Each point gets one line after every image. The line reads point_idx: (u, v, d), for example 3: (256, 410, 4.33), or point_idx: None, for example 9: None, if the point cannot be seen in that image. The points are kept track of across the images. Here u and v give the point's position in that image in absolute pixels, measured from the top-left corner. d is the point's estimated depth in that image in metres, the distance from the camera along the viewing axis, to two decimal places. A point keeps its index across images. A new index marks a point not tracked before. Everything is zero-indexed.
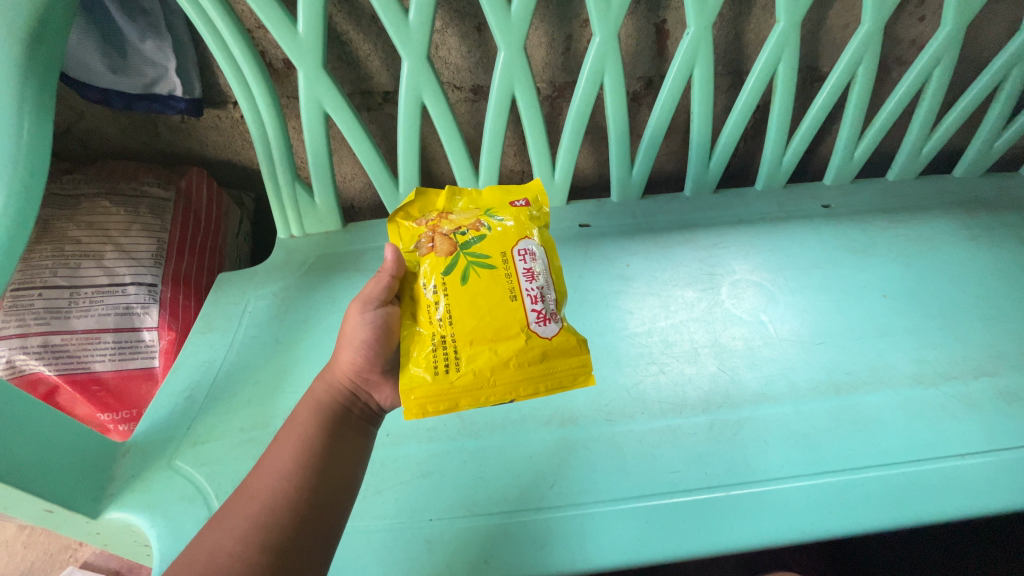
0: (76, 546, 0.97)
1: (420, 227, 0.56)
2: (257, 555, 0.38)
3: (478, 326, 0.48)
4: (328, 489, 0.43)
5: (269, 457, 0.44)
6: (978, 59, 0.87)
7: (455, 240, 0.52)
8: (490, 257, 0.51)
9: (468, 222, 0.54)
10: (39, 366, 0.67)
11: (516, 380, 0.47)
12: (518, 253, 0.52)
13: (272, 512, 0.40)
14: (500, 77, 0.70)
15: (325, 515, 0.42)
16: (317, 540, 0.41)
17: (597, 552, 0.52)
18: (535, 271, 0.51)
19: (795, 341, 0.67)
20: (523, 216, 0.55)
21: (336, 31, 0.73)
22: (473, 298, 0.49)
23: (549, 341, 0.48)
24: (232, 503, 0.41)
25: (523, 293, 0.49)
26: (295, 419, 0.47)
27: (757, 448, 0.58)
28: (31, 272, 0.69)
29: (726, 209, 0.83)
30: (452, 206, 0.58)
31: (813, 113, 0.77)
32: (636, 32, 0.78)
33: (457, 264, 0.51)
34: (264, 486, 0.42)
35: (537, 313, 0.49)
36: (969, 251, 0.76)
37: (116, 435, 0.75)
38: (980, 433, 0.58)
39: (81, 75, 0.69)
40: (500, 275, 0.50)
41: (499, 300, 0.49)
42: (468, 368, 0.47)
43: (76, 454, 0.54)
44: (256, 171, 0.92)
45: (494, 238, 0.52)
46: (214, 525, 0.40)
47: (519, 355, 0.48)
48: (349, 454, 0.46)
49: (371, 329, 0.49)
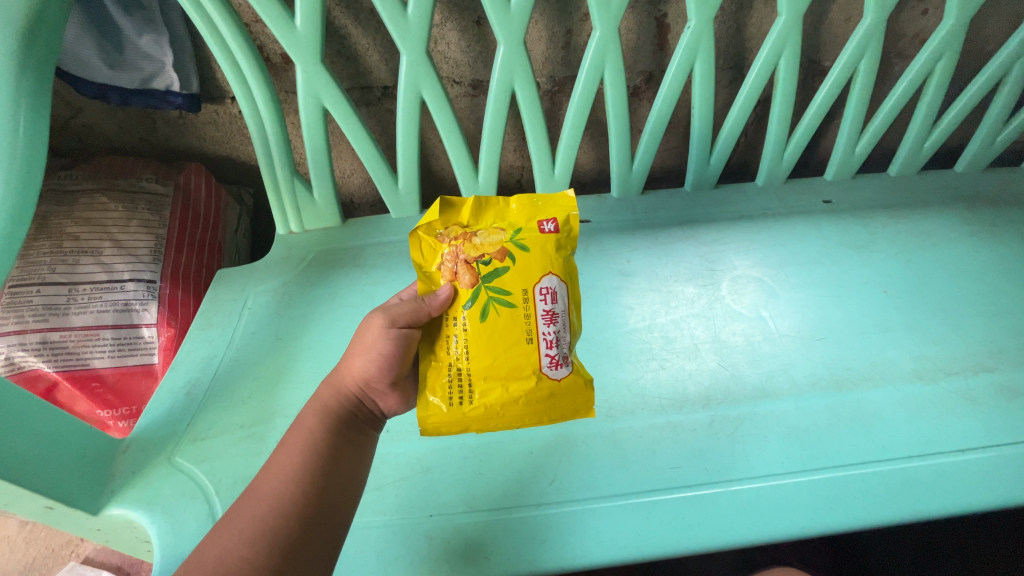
0: (77, 541, 0.97)
1: (442, 245, 0.50)
2: (265, 558, 0.38)
3: (491, 364, 0.47)
4: (333, 492, 0.43)
5: (275, 460, 0.44)
6: (980, 53, 0.87)
7: (477, 270, 0.48)
8: (511, 294, 0.47)
9: (493, 248, 0.48)
10: (38, 362, 0.67)
11: (523, 414, 0.47)
12: (540, 292, 0.48)
13: (278, 515, 0.40)
14: (499, 71, 0.69)
15: (330, 518, 0.42)
16: (322, 543, 0.41)
17: (596, 547, 0.53)
18: (555, 314, 0.47)
19: (795, 337, 0.67)
20: (551, 245, 0.49)
21: (334, 25, 0.73)
22: (489, 336, 0.47)
23: (558, 383, 0.47)
24: (239, 506, 0.41)
25: (539, 338, 0.47)
26: (302, 421, 0.46)
27: (757, 444, 0.58)
28: (29, 268, 0.69)
29: (726, 204, 0.82)
30: (476, 221, 0.50)
31: (815, 107, 0.77)
32: (636, 26, 0.77)
33: (476, 300, 0.47)
34: (271, 489, 0.42)
35: (550, 358, 0.47)
36: (970, 247, 0.76)
37: (116, 430, 0.75)
38: (979, 429, 0.58)
39: (76, 69, 0.69)
40: (518, 317, 0.47)
41: (514, 341, 0.47)
42: (480, 402, 0.47)
43: (76, 450, 0.54)
44: (255, 167, 0.92)
45: (518, 271, 0.48)
46: (221, 527, 0.40)
47: (528, 395, 0.47)
48: (354, 457, 0.46)
49: (393, 344, 0.47)
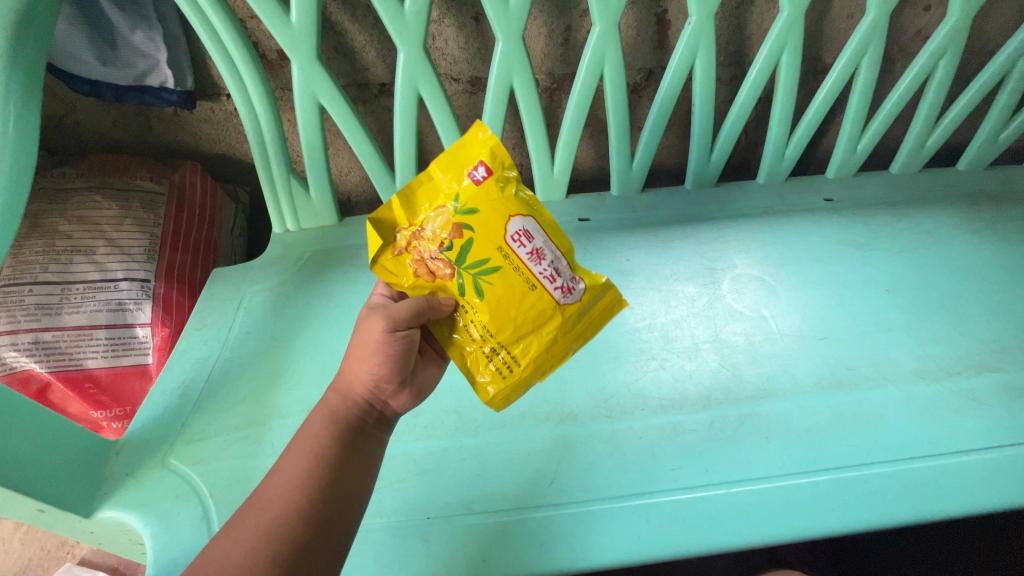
0: (73, 543, 0.96)
1: (405, 256, 0.50)
2: (269, 566, 0.37)
3: (520, 325, 0.48)
4: (339, 498, 0.42)
5: (282, 467, 0.43)
6: (983, 50, 0.86)
7: (448, 257, 0.48)
8: (489, 259, 0.47)
9: (444, 231, 0.48)
10: (31, 363, 0.67)
11: (572, 339, 0.50)
12: (512, 237, 0.48)
13: (283, 522, 0.40)
14: (497, 67, 0.69)
15: (336, 525, 0.42)
16: (328, 550, 0.40)
17: (595, 549, 0.52)
18: (536, 248, 0.48)
19: (797, 337, 0.66)
20: (492, 190, 0.48)
21: (330, 20, 0.72)
22: (501, 305, 0.48)
23: (580, 301, 0.49)
24: (243, 512, 0.41)
25: (539, 277, 0.48)
26: (309, 427, 0.45)
27: (758, 445, 0.57)
28: (21, 268, 0.68)
29: (727, 202, 0.82)
30: (417, 214, 0.50)
31: (817, 104, 0.76)
32: (636, 22, 0.76)
33: (465, 281, 0.48)
34: (276, 495, 0.41)
35: (560, 288, 0.48)
36: (973, 245, 0.75)
37: (110, 432, 0.74)
38: (982, 429, 0.57)
39: (69, 65, 0.68)
40: (512, 274, 0.48)
41: (521, 295, 0.48)
42: (527, 362, 0.48)
43: (68, 452, 0.53)
44: (251, 165, 0.91)
45: (480, 235, 0.48)
46: (225, 534, 0.40)
47: (562, 329, 0.49)
48: (362, 463, 0.45)
49: (398, 343, 0.47)
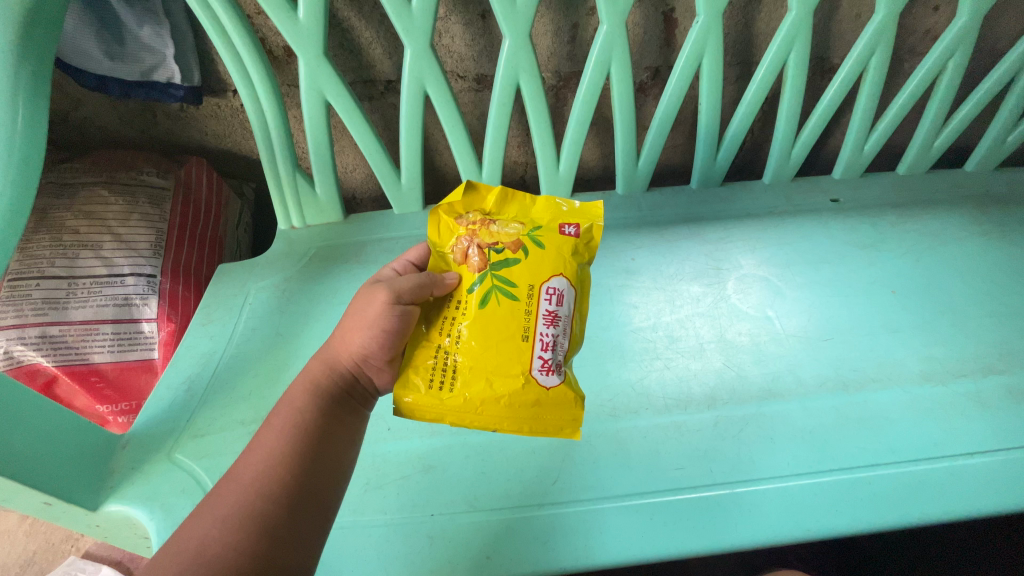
0: (78, 536, 0.97)
1: (459, 228, 0.52)
2: (249, 541, 0.37)
3: (480, 354, 0.46)
4: (320, 472, 0.42)
5: (260, 441, 0.42)
6: (992, 51, 0.85)
7: (488, 256, 0.50)
8: (516, 287, 0.48)
9: (508, 238, 0.50)
10: (37, 357, 0.67)
11: (502, 416, 0.45)
12: (545, 292, 0.48)
13: (263, 497, 0.39)
14: (504, 65, 0.68)
15: (318, 499, 0.41)
16: (311, 525, 0.40)
17: (598, 548, 0.52)
18: (557, 316, 0.48)
19: (802, 338, 0.66)
20: (566, 248, 0.51)
21: (337, 17, 0.72)
22: (485, 324, 0.47)
23: (546, 391, 0.45)
24: (221, 488, 0.40)
25: (535, 338, 0.46)
26: (289, 399, 0.45)
27: (762, 446, 0.57)
28: (29, 262, 0.69)
29: (732, 202, 0.81)
30: (500, 212, 0.53)
31: (824, 104, 0.76)
32: (643, 21, 0.76)
33: (482, 284, 0.48)
34: (255, 471, 0.40)
35: (542, 363, 0.46)
36: (979, 247, 0.75)
37: (116, 427, 0.74)
38: (988, 432, 0.57)
39: (77, 61, 0.68)
40: (518, 310, 0.47)
41: (508, 336, 0.46)
42: (461, 391, 0.45)
43: (75, 445, 0.53)
44: (257, 160, 0.91)
45: (528, 266, 0.49)
46: (202, 511, 0.39)
47: (513, 396, 0.45)
48: (344, 438, 0.45)
49: (395, 320, 0.46)
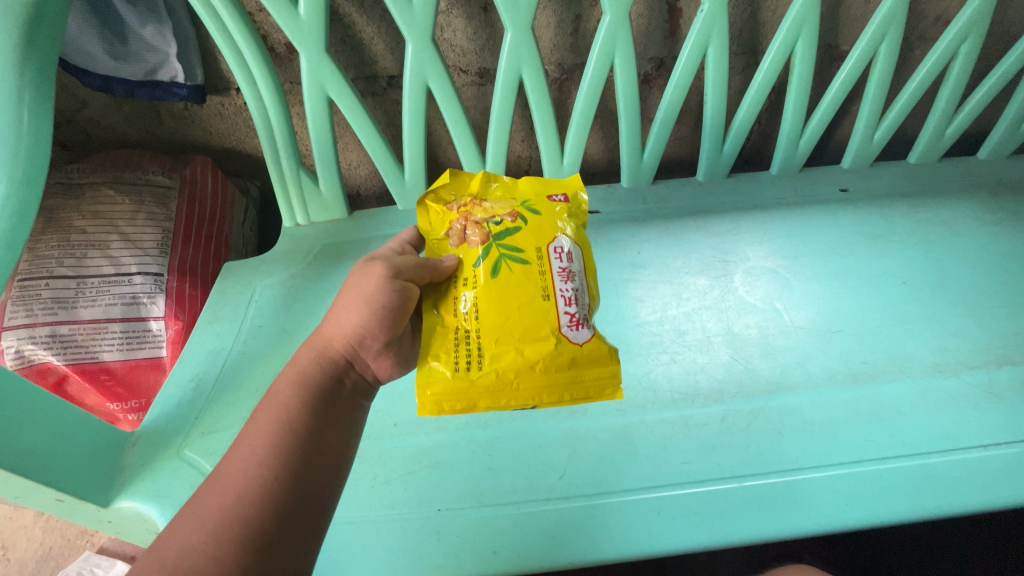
0: (92, 532, 0.98)
1: (451, 212, 0.53)
2: (231, 551, 0.36)
3: (505, 324, 0.45)
4: (312, 474, 0.41)
5: (245, 441, 0.41)
6: (1006, 35, 0.83)
7: (488, 229, 0.50)
8: (524, 252, 0.49)
9: (505, 211, 0.51)
10: (47, 356, 0.67)
11: (541, 386, 0.45)
12: (554, 252, 0.49)
13: (246, 503, 0.38)
14: (507, 57, 0.68)
15: (309, 505, 0.40)
16: (303, 530, 0.39)
17: (606, 544, 0.52)
18: (571, 271, 0.48)
19: (811, 330, 0.65)
20: (561, 211, 0.52)
21: (338, 13, 0.72)
22: (502, 292, 0.46)
23: (580, 348, 0.45)
24: (203, 491, 0.39)
25: (557, 294, 0.46)
26: (278, 394, 0.44)
27: (771, 440, 0.57)
28: (37, 262, 0.70)
29: (739, 194, 0.80)
30: (488, 191, 0.54)
31: (832, 93, 0.74)
32: (647, 11, 0.75)
33: (488, 257, 0.48)
34: (238, 473, 0.39)
35: (570, 317, 0.46)
36: (993, 236, 0.73)
37: (126, 424, 0.74)
38: (1002, 425, 0.56)
39: (81, 61, 0.69)
40: (534, 272, 0.48)
41: (529, 299, 0.46)
42: (490, 368, 0.44)
43: (86, 442, 0.54)
44: (261, 159, 0.91)
45: (530, 232, 0.50)
46: (184, 517, 0.38)
47: (548, 360, 0.45)
48: (338, 434, 0.43)
49: (396, 294, 0.46)
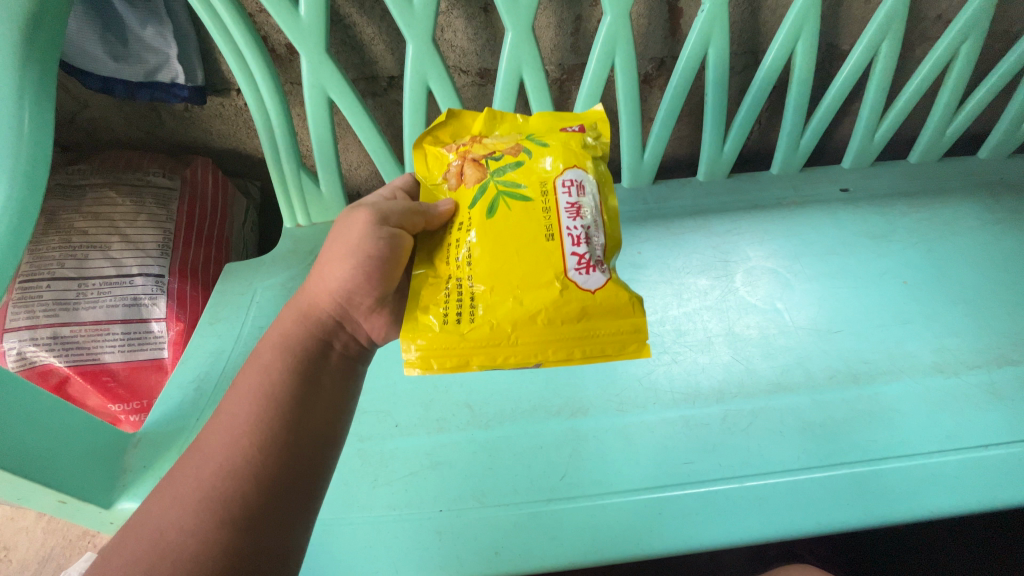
0: (94, 533, 0.98)
1: (448, 153, 0.52)
2: (212, 527, 0.34)
3: (505, 270, 0.43)
4: (298, 447, 0.38)
5: (227, 414, 0.39)
6: (1006, 34, 0.83)
7: (485, 166, 0.48)
8: (526, 188, 0.46)
9: (506, 146, 0.50)
10: (49, 358, 0.67)
11: (546, 340, 0.42)
12: (561, 185, 0.46)
13: (230, 479, 0.36)
14: (507, 57, 0.68)
15: (296, 479, 0.38)
16: (291, 505, 0.37)
17: (607, 544, 0.52)
18: (581, 207, 0.45)
19: (812, 330, 0.65)
20: (573, 142, 0.49)
21: (339, 14, 0.71)
22: (502, 234, 0.45)
23: (591, 296, 0.42)
24: (184, 467, 0.37)
25: (563, 233, 0.44)
26: (262, 363, 0.42)
27: (771, 440, 0.57)
28: (39, 263, 0.70)
29: (740, 194, 0.80)
30: (490, 130, 0.53)
31: (833, 93, 0.74)
32: (648, 10, 0.75)
33: (485, 194, 0.47)
34: (219, 448, 0.37)
35: (578, 260, 0.43)
36: (993, 235, 0.73)
37: (128, 425, 0.74)
38: (1002, 424, 0.56)
39: (81, 62, 0.68)
40: (536, 209, 0.45)
41: (532, 240, 0.44)
42: (485, 319, 0.42)
43: (87, 444, 0.54)
44: (261, 160, 0.91)
45: (533, 167, 0.48)
46: (164, 494, 0.36)
47: (552, 309, 0.42)
48: (326, 402, 0.42)
49: (383, 243, 0.45)
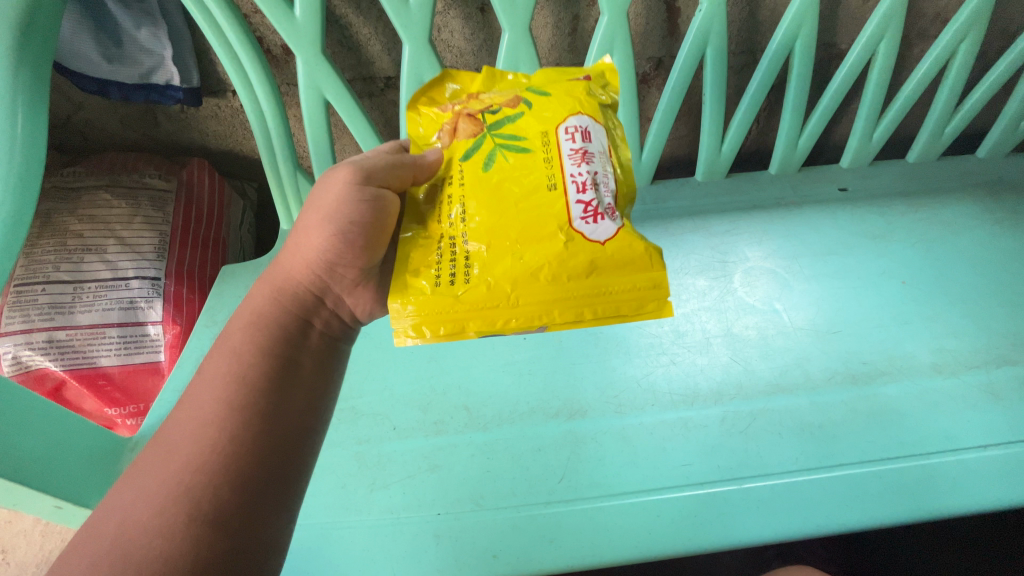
0: None
1: (441, 115, 0.50)
2: (178, 517, 0.32)
3: (503, 223, 0.42)
4: (270, 437, 0.37)
5: (195, 403, 0.38)
6: (1005, 33, 0.83)
7: (481, 120, 0.47)
8: (526, 139, 0.45)
9: (504, 99, 0.48)
10: (45, 362, 0.67)
11: (550, 300, 0.41)
12: (563, 131, 0.45)
13: (201, 469, 0.34)
14: (504, 57, 0.68)
15: (270, 469, 0.36)
16: (264, 495, 0.35)
17: (605, 546, 0.52)
18: (586, 152, 0.44)
19: (811, 331, 0.65)
20: (574, 91, 0.48)
21: (335, 14, 0.71)
22: (500, 184, 0.44)
23: (600, 248, 0.41)
24: (148, 458, 0.36)
25: (567, 180, 0.43)
26: (233, 345, 0.41)
27: (770, 442, 0.57)
28: (34, 267, 0.69)
29: (738, 194, 0.80)
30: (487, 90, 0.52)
31: (831, 92, 0.74)
32: (645, 10, 0.75)
33: (482, 147, 0.45)
34: (186, 437, 0.36)
35: (585, 208, 0.42)
36: (992, 235, 0.73)
37: (125, 428, 0.74)
38: (1000, 424, 0.56)
39: (75, 64, 0.68)
40: (537, 160, 0.44)
41: (533, 191, 0.43)
42: (482, 278, 0.41)
43: (83, 449, 0.53)
44: (258, 161, 0.91)
45: (534, 117, 0.46)
46: (126, 487, 0.34)
47: (558, 261, 0.41)
48: (301, 390, 0.41)
49: (366, 206, 0.45)
